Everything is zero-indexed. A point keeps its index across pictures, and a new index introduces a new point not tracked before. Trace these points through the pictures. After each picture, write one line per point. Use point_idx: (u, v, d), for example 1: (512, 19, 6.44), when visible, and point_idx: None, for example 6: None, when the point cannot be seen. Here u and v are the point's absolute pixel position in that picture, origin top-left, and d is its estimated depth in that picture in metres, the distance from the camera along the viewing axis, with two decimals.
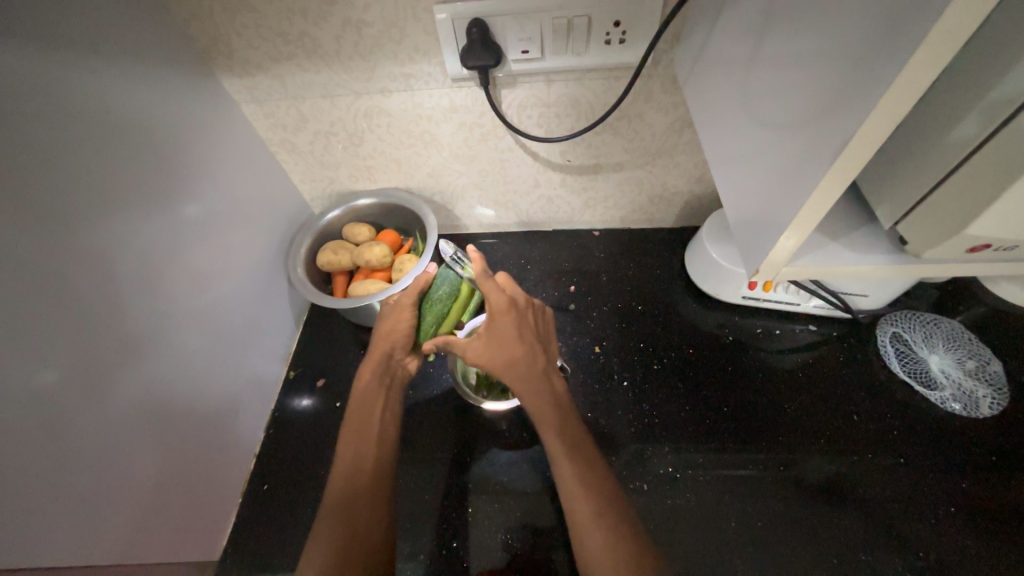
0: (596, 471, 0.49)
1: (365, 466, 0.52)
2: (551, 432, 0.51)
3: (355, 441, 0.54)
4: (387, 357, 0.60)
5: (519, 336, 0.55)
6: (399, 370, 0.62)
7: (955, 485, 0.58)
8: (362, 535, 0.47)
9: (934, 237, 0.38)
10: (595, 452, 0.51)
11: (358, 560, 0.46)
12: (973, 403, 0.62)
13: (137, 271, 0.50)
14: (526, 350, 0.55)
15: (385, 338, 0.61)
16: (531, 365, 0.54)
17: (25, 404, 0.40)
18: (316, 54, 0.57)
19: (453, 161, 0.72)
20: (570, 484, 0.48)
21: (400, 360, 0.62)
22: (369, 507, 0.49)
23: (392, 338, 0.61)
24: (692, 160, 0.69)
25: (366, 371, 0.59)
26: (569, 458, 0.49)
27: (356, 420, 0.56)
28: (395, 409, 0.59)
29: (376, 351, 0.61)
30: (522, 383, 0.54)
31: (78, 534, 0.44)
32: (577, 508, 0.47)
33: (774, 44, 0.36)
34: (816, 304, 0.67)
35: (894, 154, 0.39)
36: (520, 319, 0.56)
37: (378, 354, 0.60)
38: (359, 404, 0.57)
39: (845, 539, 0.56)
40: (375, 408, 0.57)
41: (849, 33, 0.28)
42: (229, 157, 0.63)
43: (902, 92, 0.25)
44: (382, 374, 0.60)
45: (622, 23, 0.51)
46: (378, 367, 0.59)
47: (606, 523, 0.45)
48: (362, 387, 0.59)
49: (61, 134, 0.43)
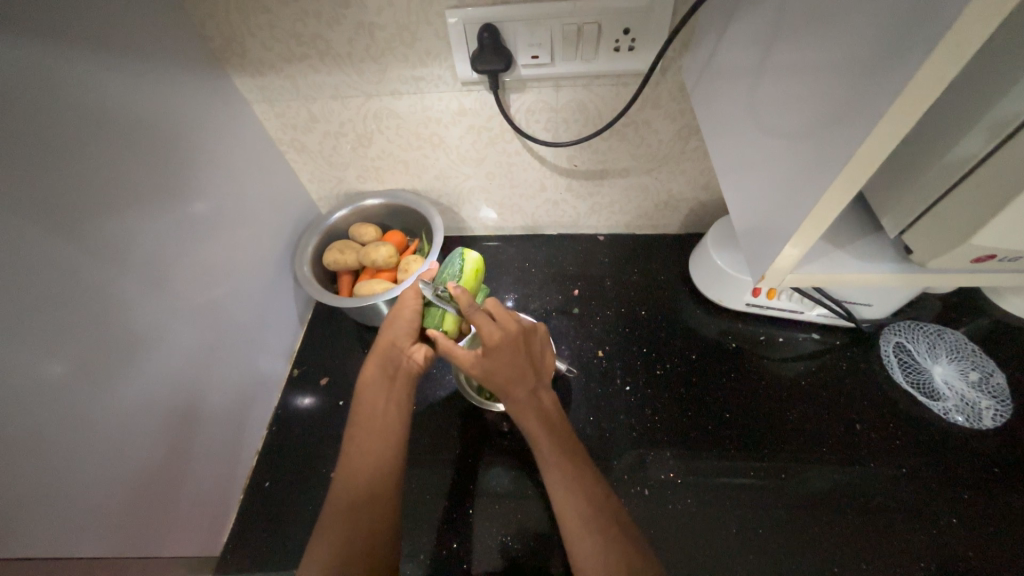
0: (589, 482, 0.49)
1: (367, 463, 0.52)
2: (542, 447, 0.52)
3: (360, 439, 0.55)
4: (391, 349, 0.60)
5: (512, 358, 0.54)
6: (402, 362, 0.60)
7: (957, 497, 0.57)
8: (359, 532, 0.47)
9: (939, 246, 0.38)
10: (589, 463, 0.51)
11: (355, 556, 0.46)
12: (976, 414, 0.62)
13: (144, 266, 0.50)
14: (519, 371, 0.54)
15: (391, 330, 0.61)
16: (523, 385, 0.54)
17: (29, 396, 0.40)
18: (328, 55, 0.58)
19: (460, 164, 0.72)
20: (563, 494, 0.48)
21: (405, 349, 0.61)
22: (370, 506, 0.49)
23: (397, 331, 0.61)
24: (698, 167, 0.70)
25: (371, 363, 0.60)
26: (562, 468, 0.50)
27: (362, 417, 0.57)
28: (398, 402, 0.58)
29: (381, 343, 0.61)
30: (513, 402, 0.54)
31: (79, 527, 0.44)
32: (568, 517, 0.47)
33: (783, 54, 0.36)
34: (820, 312, 0.67)
35: (900, 163, 0.40)
36: (515, 345, 0.54)
37: (382, 346, 0.61)
38: (365, 399, 0.58)
39: (846, 548, 0.55)
40: (378, 403, 0.57)
41: (858, 44, 0.29)
42: (238, 155, 0.64)
43: (910, 102, 0.25)
44: (384, 366, 0.60)
45: (632, 30, 0.52)
46: (382, 361, 0.60)
47: (598, 534, 0.45)
48: (366, 380, 0.59)
49: (72, 129, 0.43)
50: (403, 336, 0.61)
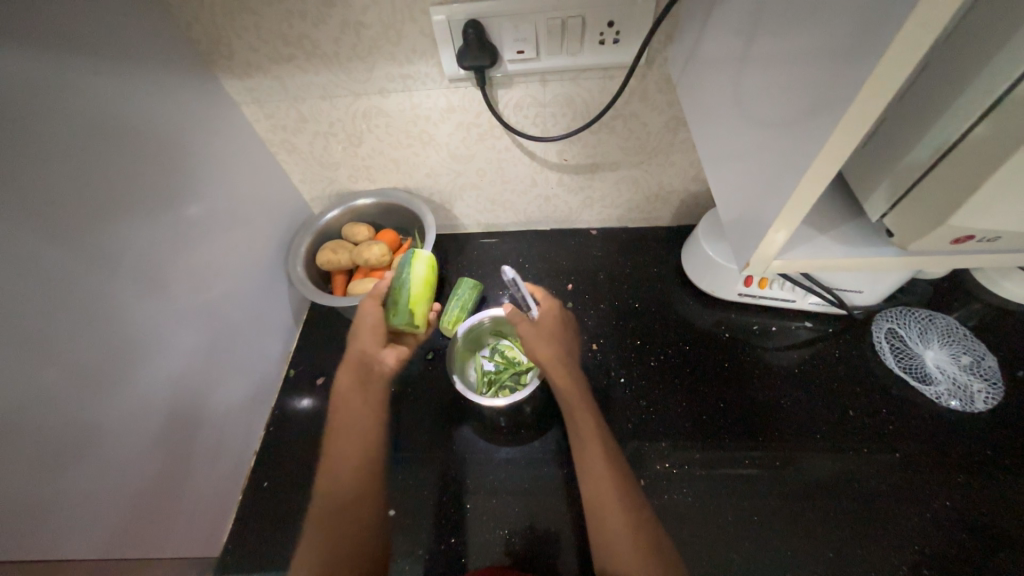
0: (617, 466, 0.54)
1: (343, 468, 0.58)
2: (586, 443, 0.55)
3: (336, 447, 0.60)
4: (359, 357, 0.65)
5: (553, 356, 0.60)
6: (375, 366, 0.66)
7: (950, 479, 0.58)
8: (344, 518, 0.55)
9: (919, 229, 0.38)
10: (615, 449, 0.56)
11: (346, 531, 0.54)
12: (969, 398, 0.62)
13: (138, 269, 0.51)
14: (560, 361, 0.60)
15: (359, 339, 0.66)
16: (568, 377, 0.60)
17: (26, 399, 0.40)
18: (315, 55, 0.58)
19: (451, 162, 0.72)
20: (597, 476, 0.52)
21: (375, 356, 0.66)
22: (351, 509, 0.56)
23: (364, 341, 0.65)
24: (687, 158, 0.70)
25: (343, 372, 0.65)
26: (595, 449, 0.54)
27: (337, 426, 0.63)
28: (373, 405, 0.65)
29: (352, 352, 0.66)
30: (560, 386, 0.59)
31: (83, 531, 0.45)
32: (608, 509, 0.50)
33: (763, 43, 0.37)
34: (812, 300, 0.68)
35: (880, 149, 0.40)
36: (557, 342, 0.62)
37: (353, 356, 0.66)
38: (341, 405, 0.64)
39: (843, 534, 0.56)
40: (352, 407, 0.64)
41: (832, 27, 0.29)
42: (227, 157, 0.64)
43: (883, 83, 0.25)
44: (357, 374, 0.65)
45: (616, 23, 0.52)
46: (353, 369, 0.66)
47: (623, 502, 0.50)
48: (341, 391, 0.65)
49: (55, 133, 0.43)
50: (370, 344, 0.65)
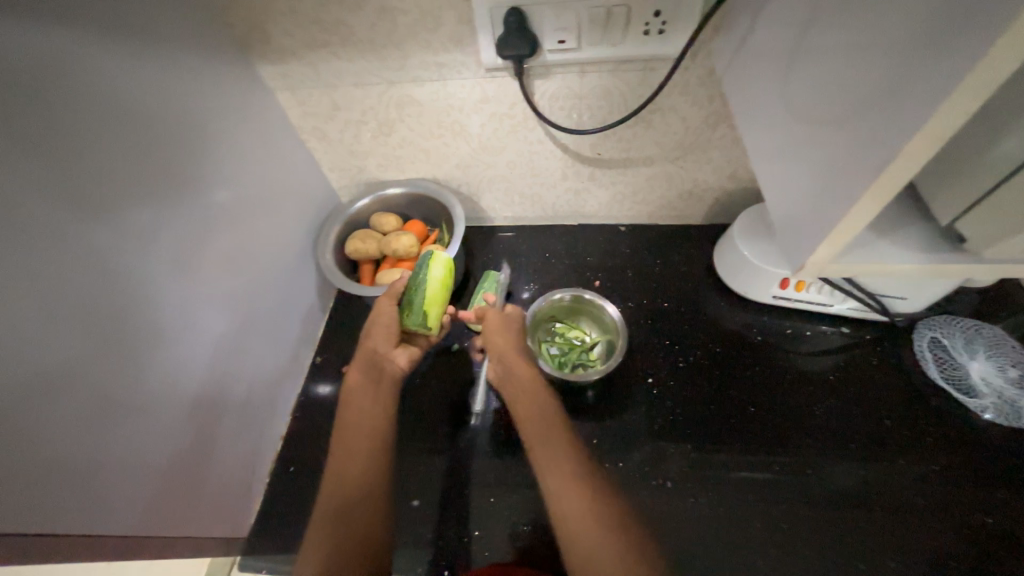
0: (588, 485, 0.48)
1: (350, 466, 0.53)
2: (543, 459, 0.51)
3: (344, 443, 0.56)
4: (371, 354, 0.61)
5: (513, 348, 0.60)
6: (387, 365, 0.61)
7: (988, 496, 0.56)
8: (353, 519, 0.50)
9: (1000, 233, 0.36)
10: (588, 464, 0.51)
11: (351, 532, 0.49)
12: (1016, 412, 0.60)
13: (170, 253, 0.52)
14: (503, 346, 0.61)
15: (370, 336, 0.62)
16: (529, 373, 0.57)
17: (63, 377, 0.41)
18: (351, 42, 0.57)
19: (481, 153, 0.71)
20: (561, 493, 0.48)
21: (386, 353, 0.62)
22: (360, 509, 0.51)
23: (376, 337, 0.61)
24: (724, 155, 0.68)
25: (353, 369, 0.61)
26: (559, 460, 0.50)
27: (345, 423, 0.57)
28: (386, 401, 0.59)
29: (364, 347, 0.62)
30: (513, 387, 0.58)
31: (112, 508, 0.46)
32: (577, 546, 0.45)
33: (826, 35, 0.35)
34: (849, 305, 0.66)
35: (955, 150, 0.38)
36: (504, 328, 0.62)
37: (364, 352, 0.61)
38: (350, 401, 0.59)
39: (871, 546, 0.55)
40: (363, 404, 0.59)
41: (911, 22, 0.27)
42: (260, 143, 0.64)
43: (972, 88, 0.24)
44: (367, 370, 0.60)
45: (662, 12, 0.51)
46: (363, 366, 0.61)
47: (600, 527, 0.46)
48: (351, 386, 0.60)
49: (93, 117, 0.43)
50: (382, 339, 0.61)
